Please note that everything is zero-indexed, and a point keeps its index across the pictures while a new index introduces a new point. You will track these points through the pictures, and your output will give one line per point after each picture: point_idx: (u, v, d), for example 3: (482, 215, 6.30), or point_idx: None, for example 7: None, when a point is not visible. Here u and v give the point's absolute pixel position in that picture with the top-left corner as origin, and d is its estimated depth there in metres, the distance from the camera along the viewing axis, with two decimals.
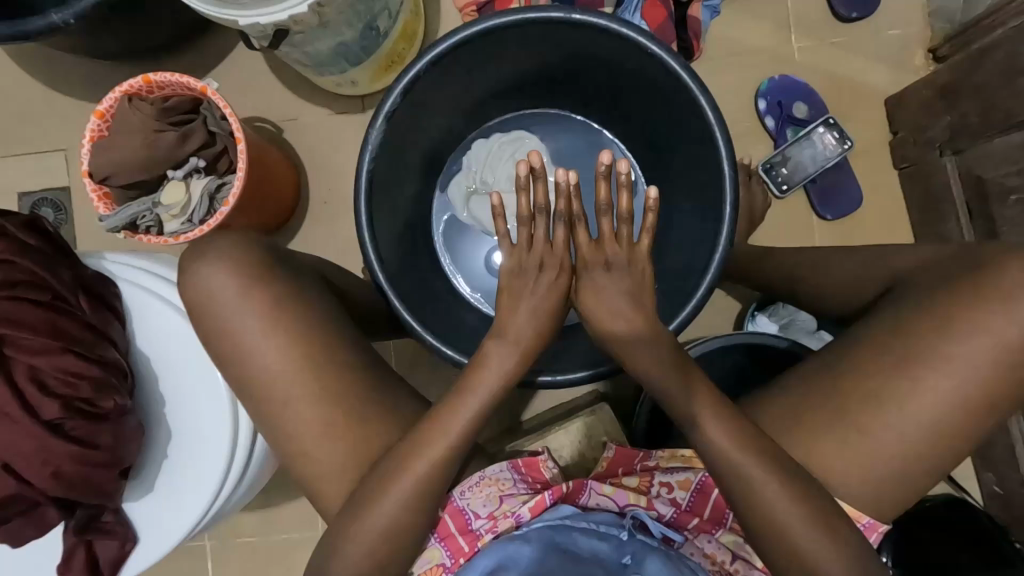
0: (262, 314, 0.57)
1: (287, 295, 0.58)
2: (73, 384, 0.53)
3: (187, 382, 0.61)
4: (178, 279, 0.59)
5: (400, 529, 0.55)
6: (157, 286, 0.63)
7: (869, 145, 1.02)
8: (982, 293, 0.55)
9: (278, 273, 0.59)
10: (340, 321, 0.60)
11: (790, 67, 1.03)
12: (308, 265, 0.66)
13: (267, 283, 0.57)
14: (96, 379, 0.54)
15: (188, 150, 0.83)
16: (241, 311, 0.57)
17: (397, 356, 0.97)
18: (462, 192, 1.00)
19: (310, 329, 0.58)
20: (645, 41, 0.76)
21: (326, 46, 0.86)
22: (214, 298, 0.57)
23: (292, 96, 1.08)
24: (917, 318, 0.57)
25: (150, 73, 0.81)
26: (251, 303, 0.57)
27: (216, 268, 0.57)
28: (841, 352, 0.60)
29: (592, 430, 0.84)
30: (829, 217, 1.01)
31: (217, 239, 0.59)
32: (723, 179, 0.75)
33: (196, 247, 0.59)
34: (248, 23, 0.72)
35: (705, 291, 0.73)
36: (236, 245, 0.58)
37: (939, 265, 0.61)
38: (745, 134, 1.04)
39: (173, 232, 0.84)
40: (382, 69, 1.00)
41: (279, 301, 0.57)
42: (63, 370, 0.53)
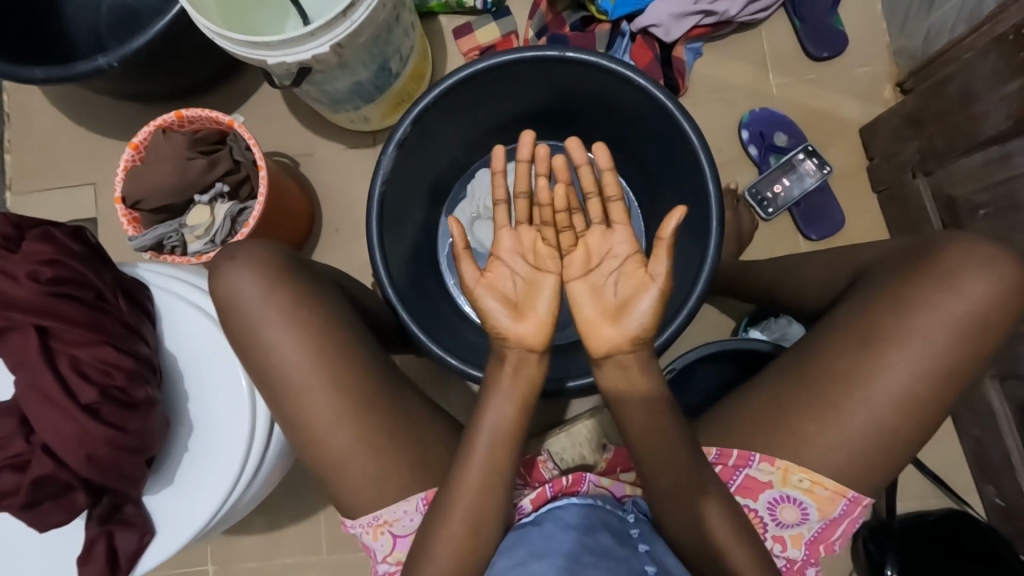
0: (284, 312, 0.61)
1: (303, 296, 0.62)
2: (107, 373, 0.57)
3: (210, 379, 0.65)
4: (208, 282, 0.64)
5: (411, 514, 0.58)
6: (185, 290, 0.68)
7: (847, 171, 1.10)
8: (931, 277, 0.60)
9: (298, 275, 0.64)
10: (352, 319, 0.65)
11: (768, 101, 1.12)
12: (324, 272, 0.71)
13: (286, 285, 0.62)
14: (129, 369, 0.58)
15: (214, 176, 0.90)
16: (261, 311, 0.61)
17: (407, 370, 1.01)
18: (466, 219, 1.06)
19: (326, 326, 0.62)
20: (632, 74, 0.84)
21: (344, 85, 0.95)
22: (238, 298, 0.62)
23: (309, 133, 1.17)
24: (878, 305, 0.61)
25: (183, 109, 0.90)
26: (271, 302, 0.61)
27: (240, 270, 0.62)
28: (811, 341, 0.64)
29: (593, 434, 0.87)
30: (815, 237, 1.07)
31: (241, 246, 0.64)
32: (709, 197, 0.82)
33: (223, 252, 0.64)
34: (276, 62, 0.80)
35: (696, 300, 0.79)
36: (261, 250, 0.64)
37: (892, 254, 0.66)
38: (731, 162, 1.11)
39: (196, 252, 0.90)
40: (392, 106, 1.09)
41: (298, 301, 0.62)
42: (100, 360, 0.57)
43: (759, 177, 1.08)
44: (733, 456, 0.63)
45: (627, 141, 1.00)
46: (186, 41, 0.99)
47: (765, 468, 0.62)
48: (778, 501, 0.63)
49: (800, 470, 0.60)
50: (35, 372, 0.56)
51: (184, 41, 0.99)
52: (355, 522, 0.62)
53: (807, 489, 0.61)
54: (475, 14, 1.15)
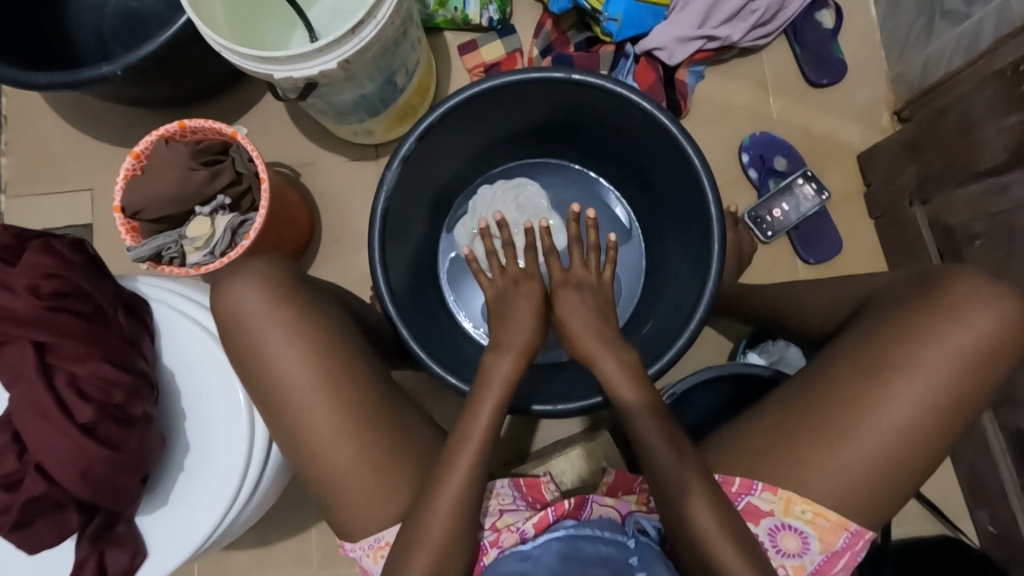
0: (286, 332, 0.60)
1: (307, 313, 0.62)
2: (106, 390, 0.56)
3: (208, 396, 0.64)
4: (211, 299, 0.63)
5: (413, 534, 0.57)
6: (184, 305, 0.67)
7: (846, 196, 1.11)
8: (932, 309, 0.61)
9: (303, 291, 0.63)
10: (355, 336, 0.64)
11: (768, 124, 1.13)
12: (328, 289, 0.71)
13: (290, 303, 0.62)
14: (128, 386, 0.57)
15: (216, 187, 0.89)
16: (263, 329, 0.60)
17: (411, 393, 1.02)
18: (466, 233, 1.07)
19: (328, 347, 0.61)
20: (638, 98, 0.85)
21: (349, 98, 0.95)
22: (242, 314, 0.61)
23: (312, 144, 1.18)
24: (877, 334, 0.62)
25: (185, 120, 0.89)
26: (275, 319, 0.61)
27: (246, 285, 0.61)
28: (815, 371, 0.65)
29: (592, 454, 0.85)
30: (812, 260, 1.08)
31: (244, 262, 0.63)
32: (711, 221, 0.83)
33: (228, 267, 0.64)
34: (282, 76, 0.80)
35: (698, 322, 0.79)
36: (266, 265, 0.63)
37: (899, 284, 0.67)
38: (731, 183, 1.12)
39: (195, 263, 0.89)
40: (396, 120, 1.10)
41: (302, 320, 0.61)
42: (98, 376, 0.56)
43: (760, 200, 1.10)
44: (735, 483, 0.63)
45: (630, 161, 1.01)
46: (191, 50, 0.99)
47: (767, 497, 0.61)
48: (778, 528, 0.62)
49: (803, 501, 0.60)
50: (31, 388, 0.55)
51: (189, 50, 0.99)
52: (355, 545, 0.61)
53: (809, 520, 0.61)
54: (481, 31, 1.16)
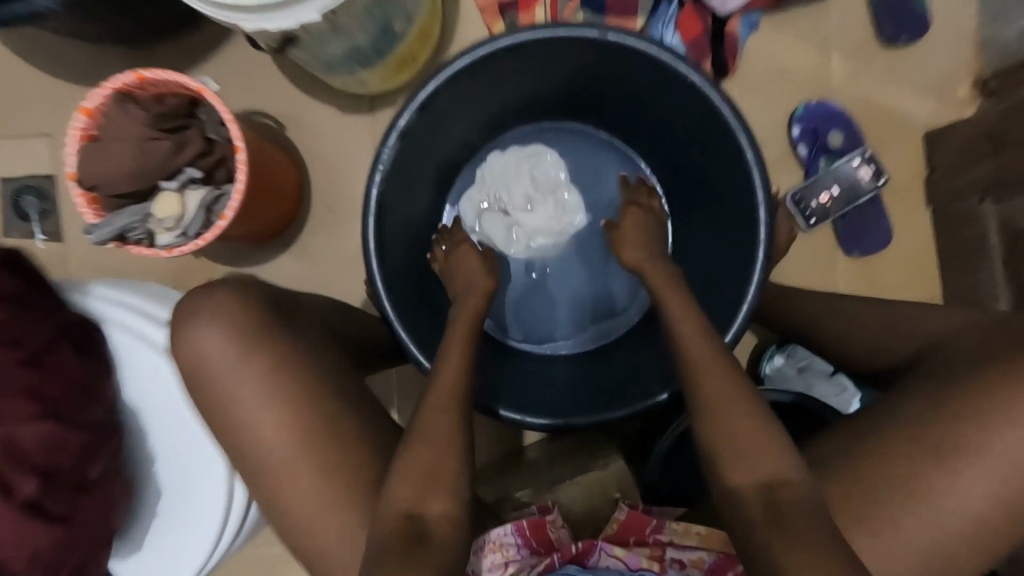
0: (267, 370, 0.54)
1: (290, 356, 0.55)
2: (59, 456, 0.54)
3: (179, 448, 0.63)
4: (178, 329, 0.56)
5: (405, 522, 0.52)
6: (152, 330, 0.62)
7: (904, 181, 0.98)
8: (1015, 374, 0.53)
9: (282, 327, 0.56)
10: (342, 372, 0.58)
11: (826, 91, 0.98)
12: (311, 312, 0.63)
13: (266, 348, 0.54)
14: (82, 449, 0.56)
15: (184, 159, 0.77)
16: (234, 378, 0.54)
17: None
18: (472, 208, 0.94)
19: (309, 388, 0.55)
20: (686, 69, 0.72)
21: (338, 51, 0.80)
22: (208, 358, 0.54)
23: (299, 92, 1.03)
24: (943, 396, 0.55)
25: (143, 70, 0.75)
26: (249, 366, 0.54)
27: (213, 328, 0.54)
28: (865, 427, 0.57)
29: (604, 485, 0.70)
30: (856, 253, 0.98)
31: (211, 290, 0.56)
32: (757, 225, 0.72)
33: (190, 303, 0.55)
34: (253, 28, 0.65)
35: (732, 335, 0.72)
36: (238, 295, 0.56)
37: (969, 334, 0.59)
38: (775, 160, 0.99)
39: (167, 245, 0.78)
40: (394, 70, 0.93)
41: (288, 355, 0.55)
42: (48, 442, 0.54)
43: (806, 182, 0.97)
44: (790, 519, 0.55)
45: (663, 140, 0.88)
46: None
47: None
48: None
49: None
50: None
51: None
52: None
53: None
54: None
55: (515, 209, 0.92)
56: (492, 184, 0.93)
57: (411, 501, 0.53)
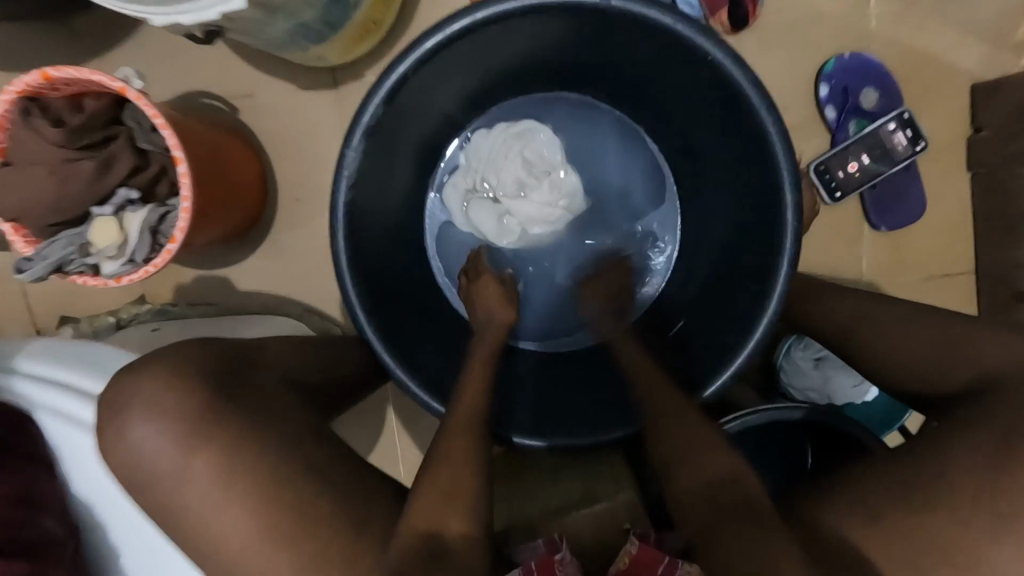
0: (222, 454, 0.48)
1: (245, 436, 0.49)
2: None
3: (149, 557, 0.52)
4: (115, 421, 0.49)
5: (422, 542, 0.48)
6: (64, 403, 0.51)
7: (942, 143, 0.87)
8: None
9: (232, 403, 0.50)
10: (315, 440, 0.51)
11: (860, 40, 0.85)
12: (273, 368, 0.55)
13: (216, 435, 0.49)
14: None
15: (115, 178, 0.66)
16: (183, 471, 0.48)
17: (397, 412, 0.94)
18: (459, 193, 0.83)
19: (275, 471, 0.49)
20: (702, 40, 0.59)
21: (280, 30, 0.67)
22: (145, 459, 0.48)
23: (252, 68, 0.90)
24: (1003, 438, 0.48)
25: (48, 68, 0.62)
26: (198, 459, 0.48)
27: (148, 421, 0.48)
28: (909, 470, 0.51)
29: (611, 516, 0.66)
30: (884, 228, 0.88)
31: (143, 371, 0.50)
32: (783, 216, 0.62)
33: (113, 394, 0.49)
34: (164, 22, 0.52)
35: (754, 344, 0.64)
36: (174, 373, 0.50)
37: None
38: (799, 125, 0.87)
39: (114, 275, 0.69)
40: (354, 40, 0.79)
41: (247, 432, 0.49)
42: None
43: (831, 150, 0.85)
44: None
45: (673, 113, 0.76)
46: None
47: None
48: None
49: None
50: None
51: None
52: None
53: None
54: None
55: (505, 195, 0.81)
56: (480, 166, 0.82)
57: (430, 520, 0.49)
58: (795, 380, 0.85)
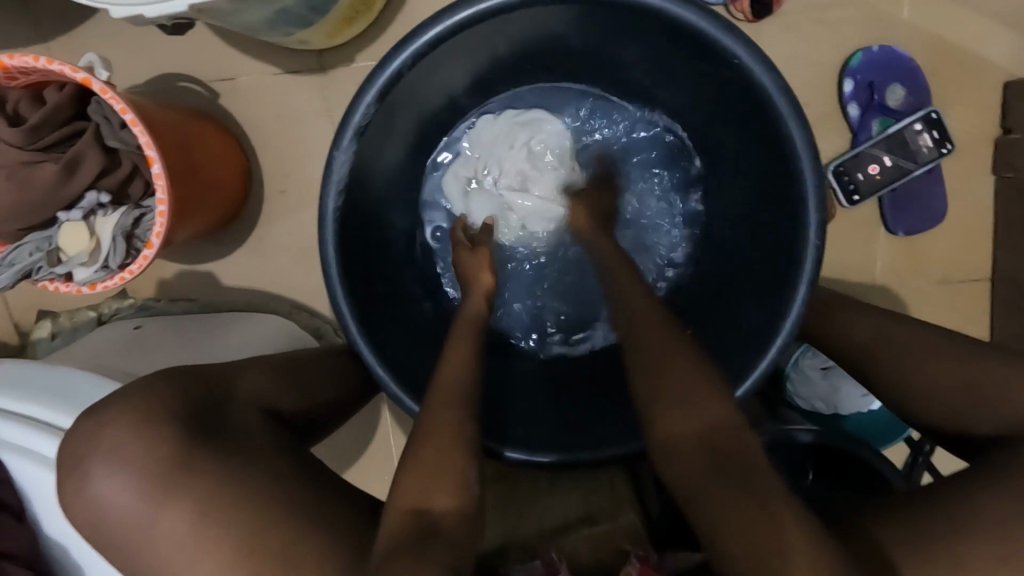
0: (196, 499, 0.45)
1: (223, 475, 0.45)
2: None
3: None
4: (83, 464, 0.46)
5: (412, 521, 0.44)
6: (27, 441, 0.48)
7: (968, 143, 0.83)
8: None
9: (200, 446, 0.46)
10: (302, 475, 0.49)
11: (887, 31, 0.79)
12: (250, 404, 0.52)
13: (192, 474, 0.45)
14: None
15: (82, 182, 0.61)
16: (151, 522, 0.44)
17: (391, 412, 0.91)
18: (457, 179, 0.77)
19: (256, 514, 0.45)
20: (725, 36, 0.54)
21: (259, 16, 0.61)
22: (109, 513, 0.45)
23: (231, 50, 0.83)
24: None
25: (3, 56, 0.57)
26: (167, 510, 0.44)
27: (112, 469, 0.45)
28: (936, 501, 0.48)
29: (612, 535, 0.65)
30: (901, 233, 0.84)
31: (104, 415, 0.47)
32: (805, 231, 0.57)
33: (72, 443, 0.46)
34: (123, 14, 0.47)
35: (768, 366, 0.60)
36: (138, 416, 0.46)
37: None
38: (817, 122, 0.82)
39: (85, 284, 0.64)
40: (343, 24, 0.73)
41: (224, 472, 0.46)
42: None
43: (851, 150, 0.81)
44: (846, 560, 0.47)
45: (689, 109, 0.70)
46: None
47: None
48: None
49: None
50: None
51: None
52: None
53: None
54: None
55: (507, 187, 0.77)
56: (484, 154, 0.77)
57: (415, 498, 0.46)
58: (801, 390, 0.84)
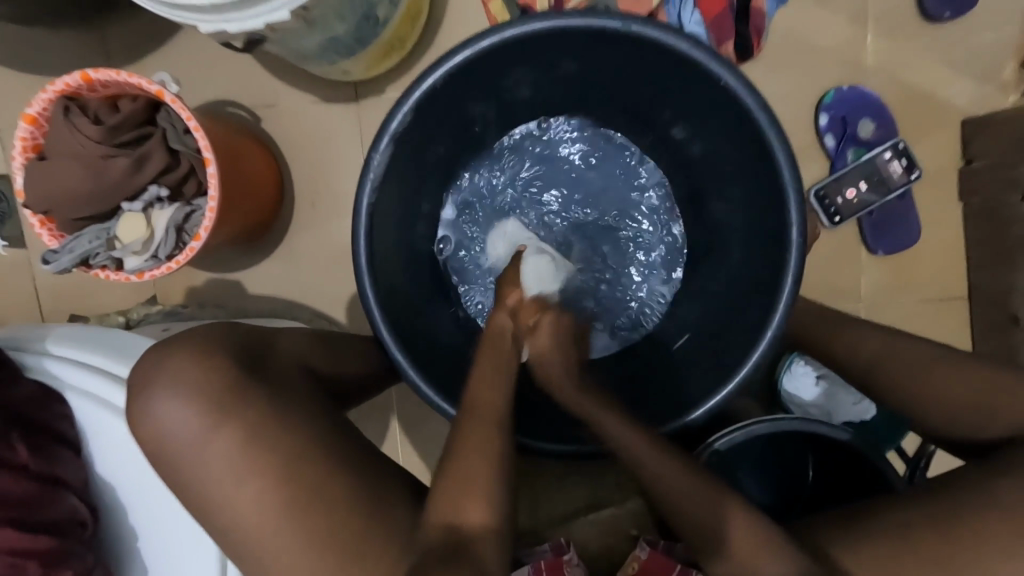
0: (236, 441, 0.50)
1: (263, 424, 0.50)
2: (20, 565, 0.49)
3: (161, 533, 0.56)
4: (135, 400, 0.52)
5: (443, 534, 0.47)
6: (92, 385, 0.57)
7: (936, 173, 0.92)
8: None
9: (249, 385, 0.52)
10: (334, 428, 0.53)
11: (857, 74, 0.90)
12: (290, 360, 0.57)
13: (237, 412, 0.50)
14: (49, 550, 0.50)
15: (147, 176, 0.69)
16: (201, 454, 0.50)
17: (404, 415, 0.95)
18: (509, 244, 0.83)
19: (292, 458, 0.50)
20: (714, 64, 0.63)
21: (313, 42, 0.71)
22: (168, 441, 0.50)
23: (275, 80, 0.93)
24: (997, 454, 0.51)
25: (89, 69, 0.66)
26: (218, 438, 0.50)
27: (173, 398, 0.50)
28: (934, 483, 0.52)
29: (619, 524, 0.69)
30: (881, 252, 0.91)
31: (169, 352, 0.52)
32: (789, 231, 0.64)
33: (137, 378, 0.52)
34: (212, 29, 0.56)
35: (759, 356, 0.66)
36: (197, 354, 0.52)
37: None
38: (799, 151, 0.91)
39: (135, 271, 0.70)
40: (379, 57, 0.83)
41: (257, 422, 0.50)
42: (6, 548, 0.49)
43: (830, 176, 0.89)
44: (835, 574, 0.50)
45: (679, 138, 0.79)
46: None
47: None
48: None
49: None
50: None
51: None
52: None
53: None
54: None
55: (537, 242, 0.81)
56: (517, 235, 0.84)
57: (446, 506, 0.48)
58: (797, 398, 0.88)
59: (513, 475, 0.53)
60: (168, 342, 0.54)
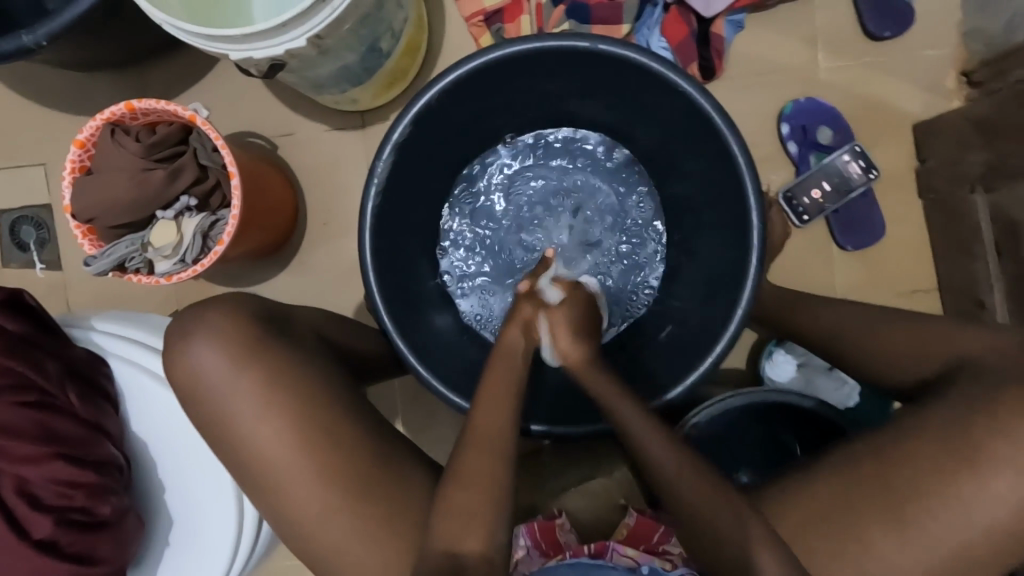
0: (256, 390, 0.58)
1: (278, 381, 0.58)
2: (68, 495, 0.58)
3: (189, 475, 0.67)
4: (169, 353, 0.61)
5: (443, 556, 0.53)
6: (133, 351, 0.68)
7: (894, 174, 0.99)
8: None
9: (268, 351, 0.59)
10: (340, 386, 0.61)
11: (813, 88, 1.00)
12: (305, 327, 0.66)
13: (258, 364, 0.59)
14: (91, 485, 0.59)
15: (179, 187, 0.79)
16: (227, 399, 0.58)
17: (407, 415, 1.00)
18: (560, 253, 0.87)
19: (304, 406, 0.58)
20: (672, 74, 0.71)
21: (326, 71, 0.82)
22: (200, 387, 0.59)
23: (291, 112, 1.05)
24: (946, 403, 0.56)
25: (133, 99, 0.76)
26: (240, 385, 0.58)
27: (204, 352, 0.59)
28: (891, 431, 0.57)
29: (609, 494, 0.76)
30: (850, 247, 0.98)
31: (200, 317, 0.60)
32: (748, 216, 0.71)
33: (171, 336, 0.61)
34: (242, 57, 0.67)
35: (730, 334, 0.72)
36: (225, 320, 0.60)
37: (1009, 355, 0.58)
38: (766, 158, 1.00)
39: (164, 274, 0.79)
40: (383, 86, 0.94)
41: (272, 377, 0.58)
42: (58, 480, 0.58)
43: (796, 179, 0.97)
44: (805, 514, 0.55)
45: (651, 145, 0.87)
46: None
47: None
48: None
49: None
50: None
51: None
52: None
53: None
54: None
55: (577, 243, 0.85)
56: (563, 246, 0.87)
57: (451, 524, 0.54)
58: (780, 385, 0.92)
59: (505, 429, 0.59)
60: (199, 305, 0.63)
